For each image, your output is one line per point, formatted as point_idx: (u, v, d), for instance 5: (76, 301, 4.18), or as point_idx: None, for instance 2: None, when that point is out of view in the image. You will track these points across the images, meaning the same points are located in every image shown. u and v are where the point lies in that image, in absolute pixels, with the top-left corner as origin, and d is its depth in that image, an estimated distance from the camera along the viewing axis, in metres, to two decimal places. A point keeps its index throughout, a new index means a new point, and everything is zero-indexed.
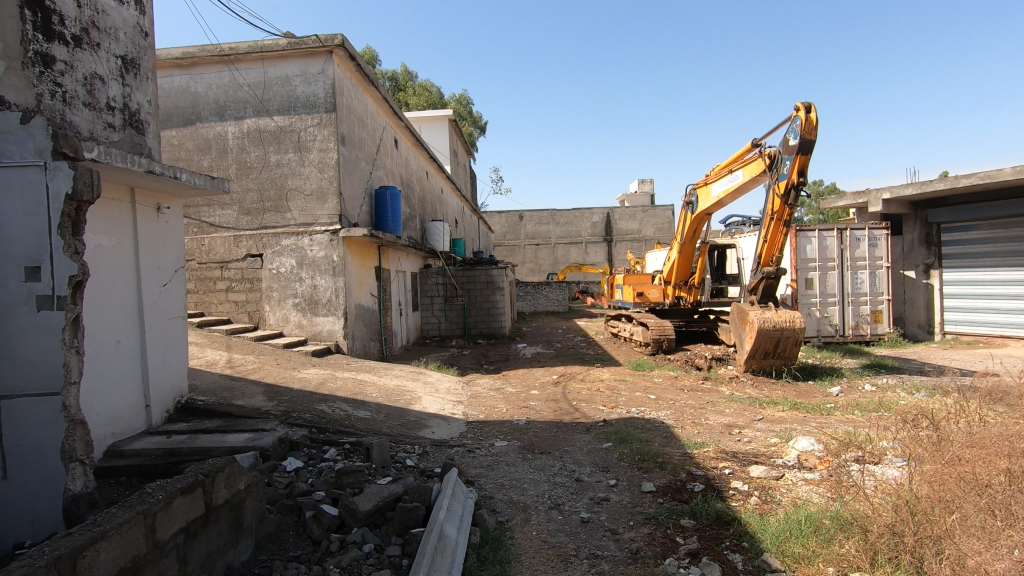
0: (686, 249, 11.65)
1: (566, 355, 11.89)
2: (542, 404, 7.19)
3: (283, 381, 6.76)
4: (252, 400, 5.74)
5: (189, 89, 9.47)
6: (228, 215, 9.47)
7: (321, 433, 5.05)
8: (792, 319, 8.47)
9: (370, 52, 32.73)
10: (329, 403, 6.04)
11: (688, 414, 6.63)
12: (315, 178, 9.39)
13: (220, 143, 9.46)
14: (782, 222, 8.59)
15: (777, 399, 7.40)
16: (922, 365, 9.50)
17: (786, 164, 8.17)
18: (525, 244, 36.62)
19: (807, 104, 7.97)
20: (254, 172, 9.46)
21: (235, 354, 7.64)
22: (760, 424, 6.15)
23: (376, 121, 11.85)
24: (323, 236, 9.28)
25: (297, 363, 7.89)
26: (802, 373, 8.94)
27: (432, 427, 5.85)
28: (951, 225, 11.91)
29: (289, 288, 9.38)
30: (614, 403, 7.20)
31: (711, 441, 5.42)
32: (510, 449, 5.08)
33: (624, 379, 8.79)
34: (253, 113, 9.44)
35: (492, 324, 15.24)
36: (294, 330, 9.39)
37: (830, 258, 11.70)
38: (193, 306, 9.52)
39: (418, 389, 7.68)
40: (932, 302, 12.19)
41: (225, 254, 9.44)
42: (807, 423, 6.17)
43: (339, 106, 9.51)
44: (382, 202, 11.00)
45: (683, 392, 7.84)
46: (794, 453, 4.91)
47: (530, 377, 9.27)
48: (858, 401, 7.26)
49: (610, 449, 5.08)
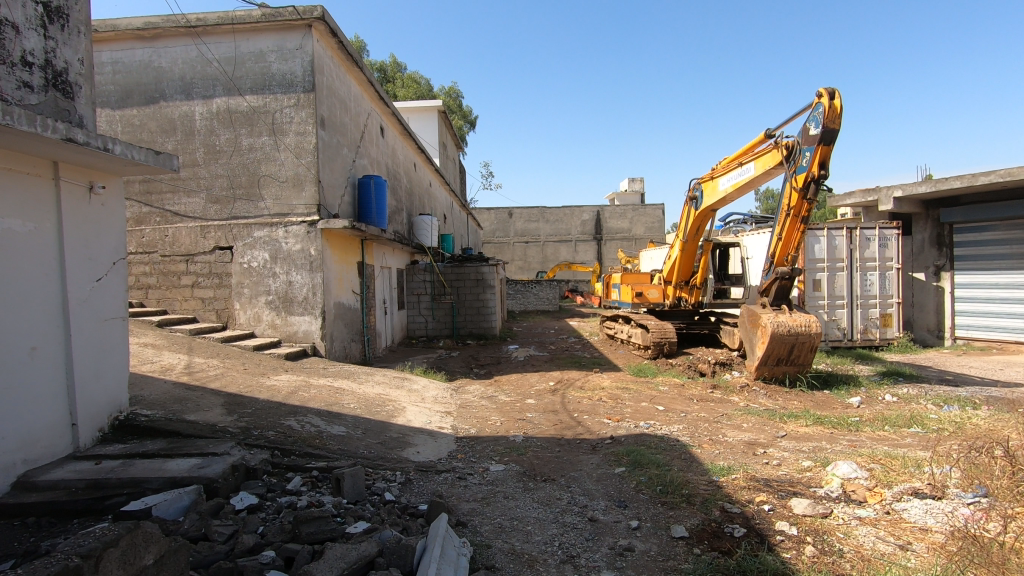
0: (689, 247, 10.99)
1: (561, 358, 11.20)
2: (540, 416, 6.47)
3: (247, 390, 5.96)
4: (208, 414, 4.93)
5: (152, 64, 8.60)
6: (195, 203, 8.63)
7: (287, 457, 4.28)
8: (808, 323, 7.84)
9: (359, 41, 31.89)
10: (299, 417, 5.26)
11: (704, 429, 5.94)
12: (291, 164, 8.57)
13: (185, 124, 8.60)
14: (799, 218, 7.94)
15: (797, 411, 6.76)
16: (941, 374, 8.92)
17: (806, 155, 7.52)
18: (514, 242, 35.91)
19: (830, 89, 7.32)
20: (223, 156, 8.62)
21: (197, 358, 6.82)
22: (786, 443, 5.49)
23: (360, 106, 11.04)
24: (299, 228, 8.49)
25: (266, 368, 7.08)
26: (817, 381, 8.32)
27: (417, 446, 5.10)
28: (964, 225, 11.40)
29: (261, 284, 8.56)
30: (620, 415, 6.51)
31: (737, 464, 4.73)
32: (508, 476, 4.36)
33: (626, 386, 8.12)
34: (223, 91, 8.59)
35: (482, 324, 14.54)
36: (267, 331, 8.59)
37: (839, 259, 11.13)
38: (154, 303, 8.65)
39: (401, 398, 6.92)
40: (942, 306, 11.70)
41: (191, 246, 8.60)
42: (837, 442, 5.53)
43: (319, 86, 8.70)
44: (366, 192, 10.19)
45: (693, 403, 7.17)
46: (837, 482, 4.23)
47: (525, 383, 8.56)
48: (884, 414, 6.64)
49: (623, 476, 4.37)
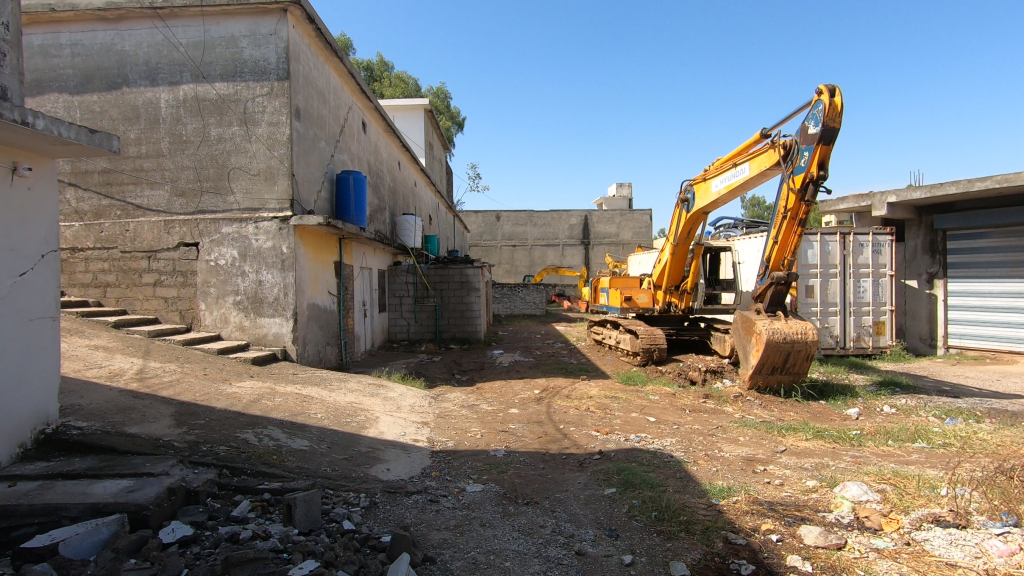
0: (679, 251, 10.65)
1: (546, 364, 10.77)
2: (523, 428, 6.03)
3: (204, 398, 5.44)
4: (153, 426, 4.42)
5: (115, 47, 8.06)
6: (158, 196, 8.09)
7: (236, 477, 3.80)
8: (805, 331, 7.50)
9: (345, 38, 31.36)
10: (257, 430, 4.77)
11: (699, 443, 5.55)
12: (263, 157, 8.07)
13: (150, 112, 8.08)
14: (796, 221, 7.60)
15: (795, 423, 6.39)
16: (938, 384, 8.64)
17: (805, 155, 7.19)
18: (501, 245, 35.47)
19: (831, 86, 7.00)
20: (191, 146, 8.09)
21: (152, 362, 6.28)
22: (787, 459, 5.11)
23: (341, 99, 10.58)
24: (271, 225, 7.99)
25: (229, 374, 6.56)
26: (812, 391, 7.99)
27: (388, 463, 4.63)
28: (959, 232, 11.20)
29: (229, 283, 8.03)
30: (609, 427, 6.10)
31: (737, 485, 4.33)
32: (486, 498, 3.91)
33: (615, 395, 7.72)
34: (191, 77, 8.06)
35: (466, 328, 14.09)
36: (234, 333, 8.07)
37: (832, 265, 10.90)
38: (113, 302, 8.08)
39: (375, 407, 6.43)
40: (935, 314, 11.52)
41: (154, 241, 8.05)
42: (841, 459, 5.16)
43: (294, 74, 8.21)
44: (344, 188, 9.72)
45: (686, 413, 6.78)
46: (847, 506, 3.85)
47: (508, 391, 8.12)
48: (886, 427, 6.29)
49: (614, 499, 3.94)
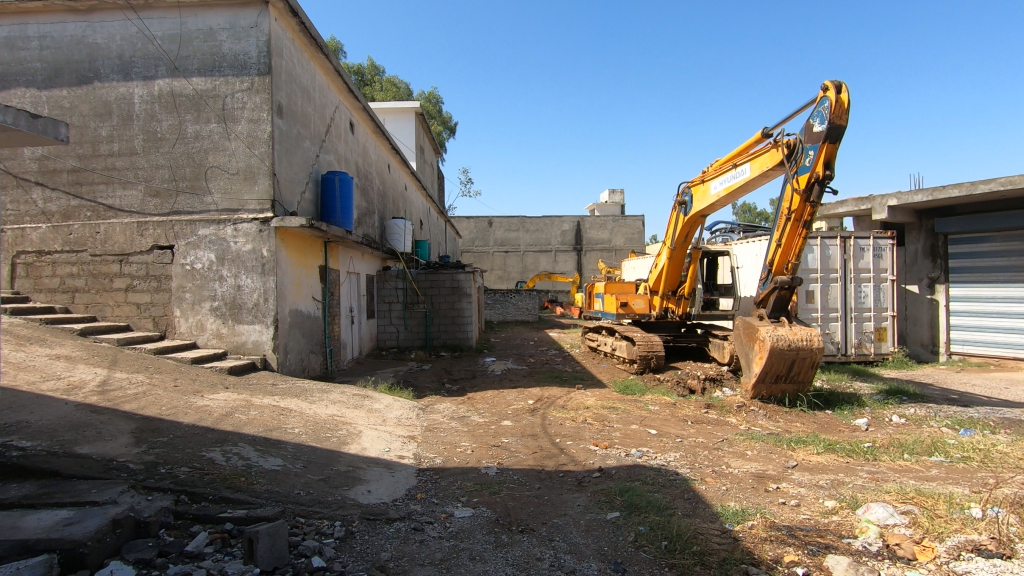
0: (677, 255, 10.33)
1: (540, 372, 10.38)
2: (517, 443, 5.65)
3: (170, 412, 5.01)
4: (109, 445, 3.99)
5: (86, 40, 7.65)
6: (132, 196, 7.67)
7: (196, 504, 3.38)
8: (810, 338, 7.19)
9: (335, 41, 31.03)
10: (226, 448, 4.34)
11: (704, 458, 5.20)
12: (242, 155, 7.67)
13: (123, 107, 7.66)
14: (801, 223, 7.28)
15: (804, 436, 6.05)
16: (945, 392, 8.35)
17: (810, 154, 6.91)
18: (493, 251, 35.13)
19: (837, 82, 6.72)
20: (166, 144, 7.68)
21: (118, 373, 5.84)
22: (801, 477, 4.76)
23: (327, 98, 10.21)
24: (250, 226, 7.58)
25: (202, 385, 6.13)
26: (817, 400, 7.67)
27: (369, 483, 4.23)
28: (960, 236, 10.99)
29: (205, 288, 7.61)
30: (608, 441, 5.73)
31: (751, 507, 3.96)
32: (477, 526, 3.53)
33: (613, 406, 7.35)
34: (166, 72, 7.66)
35: (457, 335, 13.71)
36: (211, 341, 7.63)
37: (832, 269, 10.63)
38: (82, 308, 7.62)
39: (358, 420, 6.02)
40: (936, 320, 11.28)
41: (126, 244, 7.62)
42: (858, 476, 4.82)
43: (276, 69, 7.84)
44: (330, 190, 9.34)
45: (688, 425, 6.42)
46: (875, 531, 3.49)
47: (501, 401, 7.73)
48: (899, 439, 5.96)
49: (618, 525, 3.56)
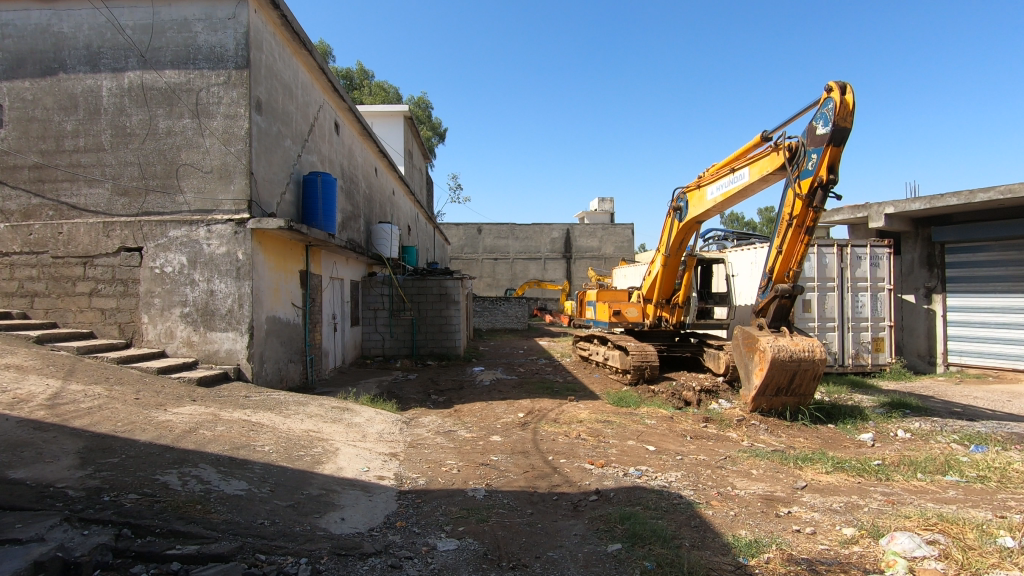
0: (672, 262, 10.04)
1: (531, 383, 9.99)
2: (507, 461, 5.26)
3: (126, 428, 4.56)
4: (48, 468, 3.54)
5: (51, 28, 7.21)
6: (98, 195, 7.22)
7: (140, 539, 2.93)
8: (812, 348, 6.90)
9: (324, 45, 30.67)
10: (183, 470, 3.91)
11: (707, 478, 4.85)
12: (217, 152, 7.25)
13: (90, 101, 7.22)
14: (803, 229, 6.99)
15: (810, 453, 5.73)
16: (949, 405, 8.08)
17: (813, 157, 6.65)
18: (483, 258, 34.76)
19: (841, 83, 6.48)
20: (135, 140, 7.24)
21: (73, 384, 5.36)
22: (812, 500, 4.41)
23: (310, 96, 9.82)
24: (224, 228, 7.15)
25: (167, 398, 5.66)
26: (819, 414, 7.36)
27: (344, 510, 3.81)
28: (957, 245, 10.84)
29: (176, 293, 7.16)
30: (604, 459, 5.36)
31: (764, 536, 3.60)
32: (462, 563, 3.12)
33: (608, 419, 6.99)
34: (137, 64, 7.23)
35: (444, 343, 13.30)
36: (181, 350, 7.17)
37: (830, 278, 10.41)
38: (42, 314, 7.12)
39: (336, 435, 5.59)
40: (933, 330, 11.09)
41: (91, 245, 7.14)
42: (873, 498, 4.49)
43: (255, 63, 7.44)
44: (312, 191, 8.94)
45: (688, 441, 6.08)
46: (905, 567, 3.14)
47: (489, 414, 7.34)
48: (910, 457, 5.64)
49: (620, 559, 3.18)
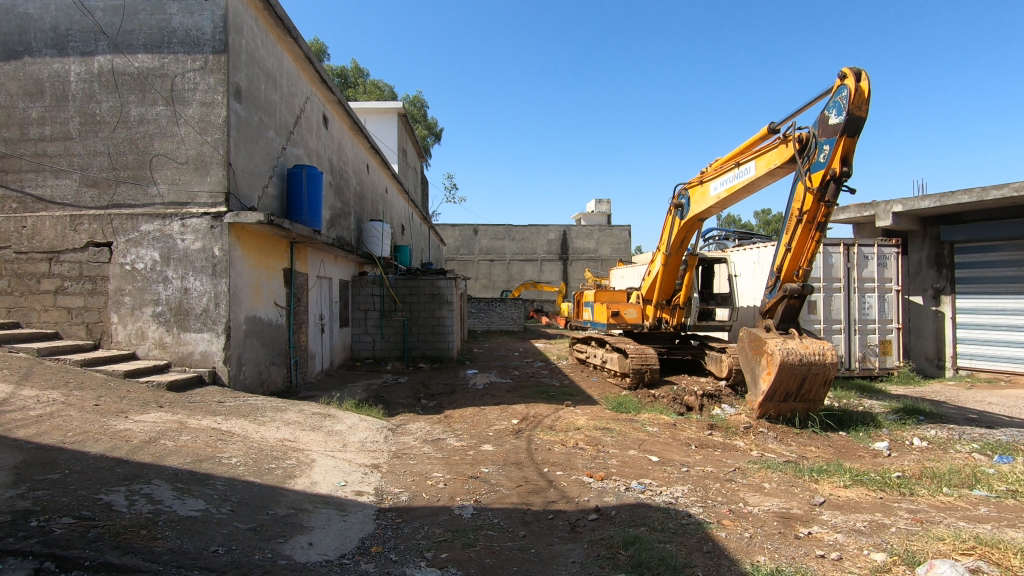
0: (672, 262, 9.66)
1: (526, 387, 9.59)
2: (499, 473, 4.85)
3: (76, 439, 4.12)
4: None
5: (16, 9, 6.78)
6: (65, 186, 6.78)
7: (65, 574, 2.49)
8: (823, 352, 6.51)
9: (318, 43, 30.25)
10: (133, 489, 3.47)
11: (717, 493, 4.44)
12: (193, 142, 6.82)
13: (56, 86, 6.78)
14: (814, 225, 6.59)
15: (825, 464, 5.33)
16: (963, 412, 7.71)
17: (825, 149, 6.26)
18: (479, 260, 34.34)
19: (856, 70, 6.10)
20: (105, 128, 6.80)
21: (26, 389, 4.92)
22: (834, 519, 4.01)
23: (296, 86, 9.40)
24: (199, 222, 6.71)
25: (130, 404, 5.21)
26: (829, 420, 6.98)
27: (313, 533, 3.39)
28: (967, 244, 10.49)
29: (148, 292, 6.72)
30: (604, 470, 4.96)
31: (785, 563, 3.20)
32: None
33: (607, 426, 6.59)
34: (107, 48, 6.80)
35: (437, 345, 12.88)
36: (152, 352, 6.73)
37: (836, 278, 10.04)
38: (3, 314, 6.67)
39: (313, 445, 5.16)
40: (941, 332, 10.74)
41: (57, 240, 6.70)
42: (899, 516, 4.10)
43: (234, 48, 7.02)
44: (296, 185, 8.51)
45: (692, 451, 5.67)
46: None
47: (481, 421, 6.93)
48: (932, 468, 5.26)
49: None
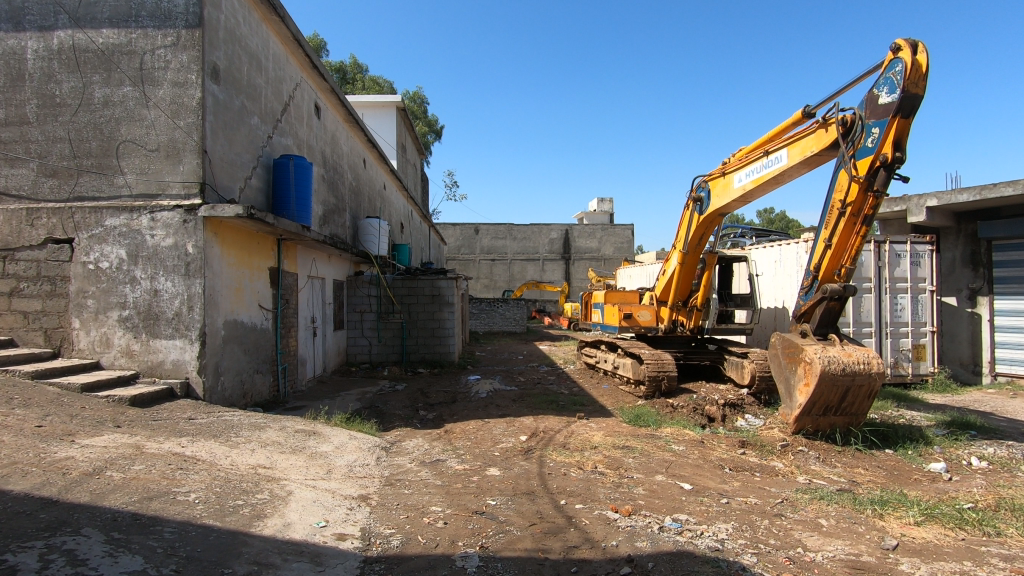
0: (690, 260, 8.94)
1: (532, 396, 8.88)
2: (508, 507, 4.14)
3: (1, 472, 3.42)
4: None
5: None
6: (22, 175, 6.10)
7: None
8: (868, 361, 5.77)
9: (316, 38, 29.58)
10: (52, 544, 2.75)
11: (768, 534, 3.73)
12: (164, 127, 6.11)
13: (12, 64, 6.09)
14: (859, 218, 5.86)
15: (886, 493, 4.59)
16: (1017, 425, 6.98)
17: (875, 132, 5.57)
18: (480, 259, 33.65)
19: (912, 42, 5.41)
20: (65, 111, 6.09)
21: None
22: (917, 571, 3.30)
23: (284, 71, 8.71)
24: (171, 216, 6.01)
25: (81, 425, 4.50)
26: (873, 436, 6.25)
27: None
28: (1007, 241, 9.76)
29: (113, 294, 6.03)
30: (631, 503, 4.24)
31: None
32: None
33: (627, 444, 5.88)
34: (68, 22, 6.10)
35: (437, 349, 12.18)
36: (118, 360, 6.04)
37: (867, 278, 9.31)
38: None
39: (292, 473, 4.44)
40: (978, 337, 10.03)
41: (11, 236, 6.01)
42: (993, 566, 3.38)
43: (210, 22, 6.31)
44: (283, 177, 7.80)
45: (728, 476, 4.95)
46: None
47: (486, 437, 6.22)
48: (1009, 498, 4.53)
49: None
